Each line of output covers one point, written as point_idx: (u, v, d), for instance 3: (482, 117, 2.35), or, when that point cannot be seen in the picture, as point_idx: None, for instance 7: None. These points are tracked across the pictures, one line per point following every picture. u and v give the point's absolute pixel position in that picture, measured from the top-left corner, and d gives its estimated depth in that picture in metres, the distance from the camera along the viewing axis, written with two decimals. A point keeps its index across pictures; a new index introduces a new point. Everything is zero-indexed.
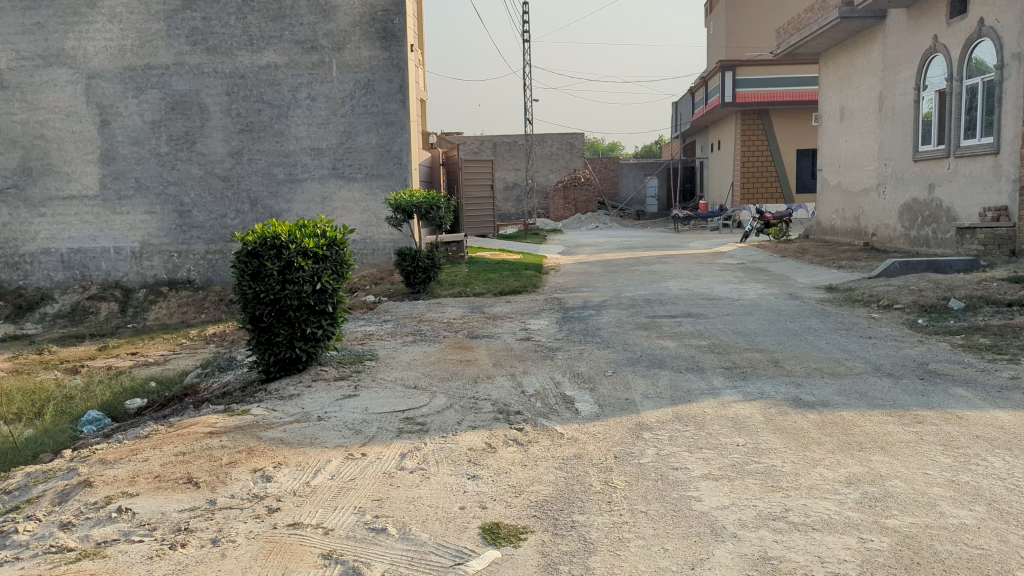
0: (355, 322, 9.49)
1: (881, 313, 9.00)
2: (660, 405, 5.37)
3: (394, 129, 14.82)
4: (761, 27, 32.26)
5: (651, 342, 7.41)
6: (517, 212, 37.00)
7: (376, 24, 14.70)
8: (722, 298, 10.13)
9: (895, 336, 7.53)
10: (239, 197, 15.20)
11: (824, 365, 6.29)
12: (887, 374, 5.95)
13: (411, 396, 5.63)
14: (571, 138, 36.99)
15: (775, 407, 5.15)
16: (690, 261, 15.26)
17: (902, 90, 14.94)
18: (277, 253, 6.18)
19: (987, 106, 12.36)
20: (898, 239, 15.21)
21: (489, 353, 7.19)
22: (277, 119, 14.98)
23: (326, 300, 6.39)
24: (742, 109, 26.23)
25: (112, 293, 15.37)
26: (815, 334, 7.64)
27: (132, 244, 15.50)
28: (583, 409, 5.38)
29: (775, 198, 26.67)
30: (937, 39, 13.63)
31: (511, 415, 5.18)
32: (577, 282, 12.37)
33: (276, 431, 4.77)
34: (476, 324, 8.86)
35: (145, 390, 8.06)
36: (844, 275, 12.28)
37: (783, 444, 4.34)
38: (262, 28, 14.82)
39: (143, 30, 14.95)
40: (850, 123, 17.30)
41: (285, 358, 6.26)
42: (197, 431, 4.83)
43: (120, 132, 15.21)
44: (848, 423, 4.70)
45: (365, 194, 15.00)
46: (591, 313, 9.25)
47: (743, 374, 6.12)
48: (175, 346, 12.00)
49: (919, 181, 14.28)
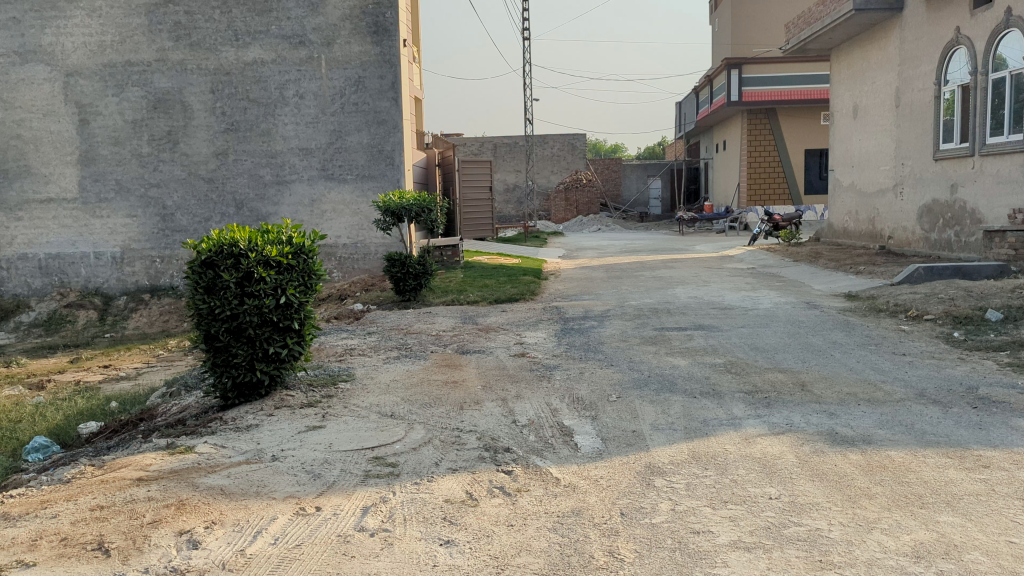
0: (337, 334, 8.74)
1: (911, 325, 8.23)
2: (674, 440, 4.62)
3: (386, 128, 14.10)
4: (769, 24, 31.59)
5: (660, 360, 6.65)
6: (518, 214, 36.27)
7: (367, 18, 13.99)
8: (734, 308, 9.36)
9: (932, 353, 6.76)
10: (224, 200, 14.46)
11: (857, 391, 5.51)
12: (932, 402, 5.17)
13: (383, 429, 4.86)
14: (572, 139, 36.29)
15: (809, 445, 4.38)
16: (698, 265, 14.51)
17: (920, 84, 14.17)
18: (235, 262, 5.38)
19: (1016, 102, 11.58)
20: (917, 242, 14.44)
21: (478, 373, 6.43)
22: (263, 118, 14.26)
23: (292, 316, 5.65)
24: (749, 108, 25.43)
25: (91, 301, 14.63)
26: (842, 351, 6.89)
27: (112, 249, 14.76)
28: (583, 444, 4.63)
29: (783, 200, 25.87)
30: (960, 31, 12.83)
31: (499, 454, 4.43)
32: (578, 289, 11.61)
33: (218, 477, 4.00)
34: (467, 337, 8.09)
35: (105, 412, 7.30)
36: (863, 281, 11.52)
37: (825, 498, 3.57)
38: (248, 22, 14.09)
39: (123, 25, 14.22)
40: (865, 121, 16.51)
41: (244, 382, 5.53)
42: (125, 475, 4.06)
43: (100, 132, 14.49)
44: (901, 467, 3.95)
45: (356, 196, 14.29)
46: (592, 325, 8.49)
47: (768, 401, 5.34)
48: (151, 358, 11.26)
49: (940, 181, 13.50)
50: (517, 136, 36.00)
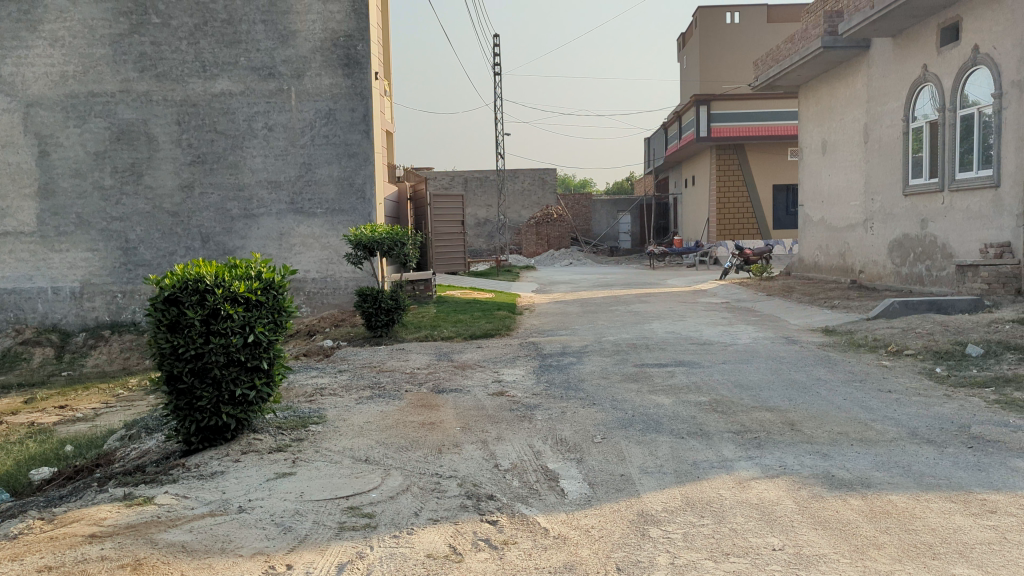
0: (307, 372, 8.44)
1: (892, 361, 8.12)
2: (665, 485, 4.40)
3: (357, 161, 13.92)
4: (737, 61, 32.07)
5: (643, 399, 6.44)
6: (489, 248, 36.14)
7: (338, 51, 13.85)
8: (714, 343, 9.20)
9: (918, 390, 6.64)
10: (189, 233, 14.11)
11: (849, 430, 5.34)
12: (927, 441, 5.02)
13: (357, 476, 4.58)
14: (542, 174, 36.37)
15: (807, 489, 4.19)
16: (672, 299, 14.40)
17: (889, 121, 14.32)
18: (200, 299, 5.10)
19: (984, 138, 11.68)
20: (888, 276, 14.50)
21: (456, 413, 6.18)
22: (231, 151, 13.98)
23: (260, 356, 5.37)
24: (718, 143, 25.65)
25: (48, 338, 14.11)
26: (826, 388, 6.75)
27: (71, 284, 14.31)
28: (570, 490, 4.39)
29: (752, 234, 26.02)
30: (927, 68, 12.99)
31: (482, 502, 4.17)
32: (554, 324, 11.41)
33: (180, 532, 3.69)
34: (443, 375, 7.83)
35: (59, 457, 6.91)
36: (838, 315, 11.48)
37: (832, 548, 3.37)
38: (215, 53, 13.86)
39: (87, 55, 13.92)
40: (834, 156, 16.66)
41: (209, 426, 5.22)
42: (77, 531, 3.73)
43: (60, 164, 14.10)
44: (906, 513, 3.77)
45: (326, 230, 14.04)
46: (571, 361, 8.27)
47: (758, 441, 5.15)
48: (110, 398, 10.80)
49: (910, 216, 13.59)
50: (487, 170, 36.01)
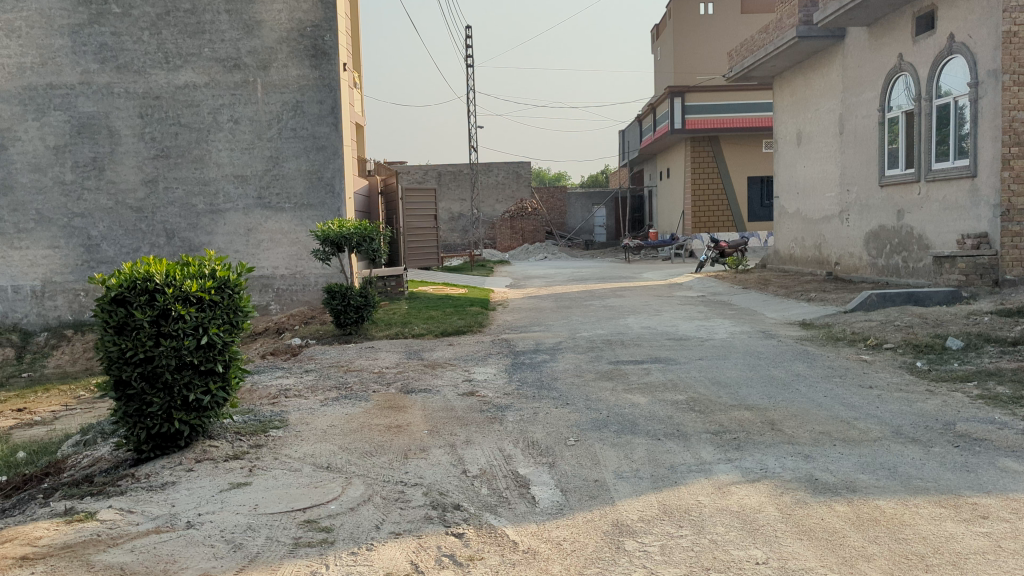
0: (272, 373, 8.15)
1: (871, 355, 7.99)
2: (641, 491, 4.19)
3: (325, 154, 13.59)
4: (710, 53, 31.98)
5: (619, 398, 6.22)
6: (463, 243, 35.81)
7: (306, 41, 13.52)
8: (690, 339, 9.01)
9: (899, 385, 6.49)
10: (154, 229, 13.71)
11: (831, 429, 5.16)
12: (912, 441, 4.84)
13: (317, 486, 4.32)
14: (517, 167, 36.10)
15: (790, 493, 4.01)
16: (648, 293, 14.21)
17: (864, 111, 14.22)
18: (149, 299, 4.80)
19: (959, 128, 11.58)
20: (864, 268, 14.43)
21: (424, 415, 5.93)
22: (195, 144, 13.59)
23: (215, 358, 5.08)
24: (693, 135, 25.54)
25: (9, 338, 13.67)
26: (806, 384, 6.57)
27: (32, 282, 13.86)
28: (542, 498, 4.16)
29: (727, 227, 25.95)
30: (902, 58, 12.87)
31: (448, 512, 3.94)
32: (528, 320, 11.18)
33: (119, 553, 3.42)
34: (412, 374, 7.56)
35: (9, 464, 6.54)
36: (815, 308, 11.36)
37: (819, 562, 3.20)
38: (178, 44, 13.45)
39: (45, 46, 13.47)
40: (809, 147, 16.56)
41: (161, 433, 4.94)
42: (7, 553, 3.43)
43: (18, 158, 13.63)
44: (895, 520, 3.59)
45: (294, 225, 13.70)
46: (545, 359, 8.03)
47: (737, 443, 4.94)
48: (70, 400, 10.42)
49: (886, 208, 13.50)
50: (460, 164, 35.67)
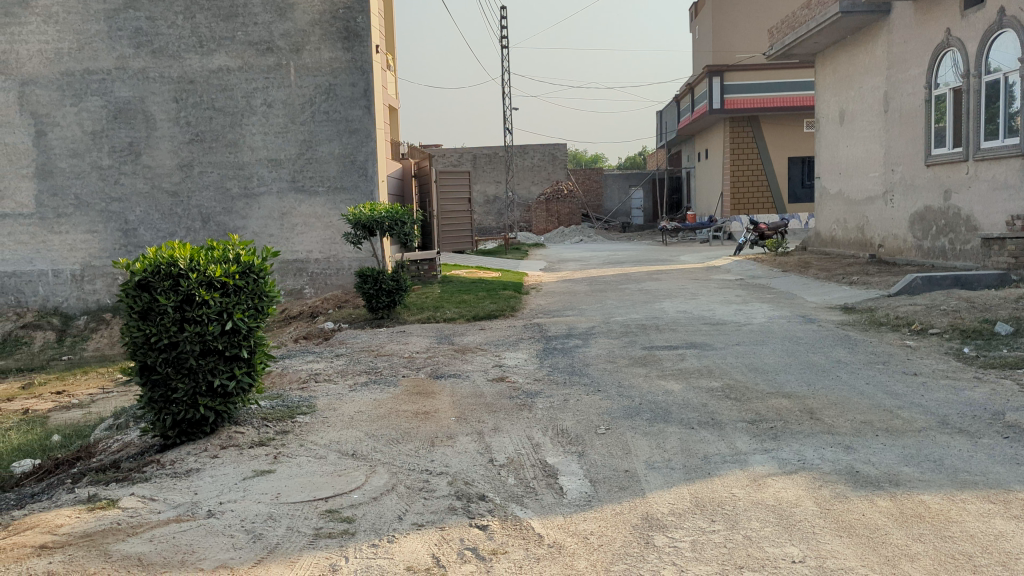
0: (303, 357, 8.13)
1: (916, 340, 7.73)
2: (672, 482, 4.04)
3: (358, 137, 13.54)
4: (751, 30, 31.32)
5: (652, 384, 6.08)
6: (499, 226, 35.69)
7: (338, 23, 13.45)
8: (727, 323, 8.80)
9: (944, 372, 6.24)
10: (189, 214, 13.79)
11: (873, 419, 4.96)
12: (959, 432, 4.62)
13: (341, 474, 4.24)
14: (553, 149, 35.83)
15: (829, 487, 3.84)
16: (684, 277, 13.96)
17: (909, 89, 13.77)
18: (173, 284, 4.76)
19: (1010, 105, 11.15)
20: (908, 251, 14.03)
21: (453, 401, 5.84)
22: (230, 128, 13.62)
23: (240, 344, 5.03)
24: (731, 116, 25.09)
25: (49, 321, 13.88)
26: (847, 371, 6.36)
27: (72, 266, 14.03)
28: (570, 489, 4.03)
29: (767, 208, 25.48)
30: (950, 33, 12.42)
31: (472, 503, 3.83)
32: (562, 304, 11.03)
33: (138, 542, 3.37)
34: (442, 360, 7.47)
35: (44, 447, 6.52)
36: (856, 292, 11.06)
37: (859, 561, 3.04)
38: (212, 28, 13.45)
39: (81, 32, 13.55)
40: (852, 127, 16.12)
41: (187, 419, 4.91)
42: (27, 541, 3.40)
43: (57, 144, 13.76)
44: (940, 517, 3.41)
45: (328, 209, 13.69)
46: (577, 344, 7.89)
47: (774, 432, 4.76)
48: (107, 383, 10.53)
49: (932, 188, 13.08)
50: (496, 147, 35.50)
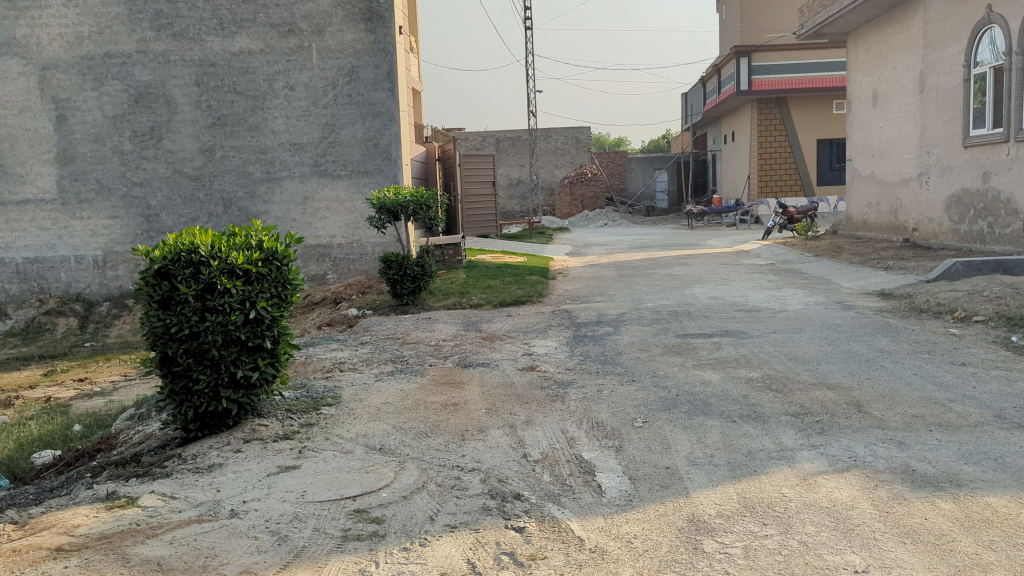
0: (327, 345, 7.98)
1: (960, 327, 7.45)
2: (717, 480, 3.83)
3: (382, 120, 13.36)
4: (781, 9, 30.64)
5: (689, 374, 5.86)
6: (522, 210, 35.42)
7: (360, 4, 13.23)
8: (762, 310, 8.54)
9: (994, 362, 5.97)
10: (211, 198, 13.68)
11: (925, 413, 4.70)
12: (1018, 427, 4.37)
13: (368, 471, 4.07)
14: (577, 132, 35.45)
15: (886, 487, 3.61)
16: (713, 261, 13.69)
17: (947, 68, 13.34)
18: (194, 272, 4.59)
19: None
20: (944, 234, 13.64)
21: (483, 392, 5.65)
22: (251, 112, 13.47)
23: (263, 334, 4.86)
24: (759, 97, 24.63)
25: (72, 307, 13.84)
26: (892, 360, 6.11)
27: (94, 252, 13.98)
28: (609, 488, 3.83)
29: (795, 191, 25.02)
30: (991, 9, 11.98)
31: (507, 502, 3.63)
32: (589, 290, 10.80)
33: (156, 545, 3.21)
34: (470, 348, 7.28)
35: (66, 438, 6.39)
36: (893, 276, 10.74)
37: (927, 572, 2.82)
38: (233, 10, 13.28)
39: (102, 14, 13.41)
40: (885, 107, 15.69)
41: (208, 411, 4.76)
42: (42, 543, 3.26)
43: (78, 128, 13.67)
44: (1010, 522, 3.17)
45: (351, 193, 13.54)
46: (607, 332, 7.67)
47: (821, 427, 4.53)
48: (129, 370, 10.45)
49: (970, 169, 12.68)
50: (518, 130, 35.16)
